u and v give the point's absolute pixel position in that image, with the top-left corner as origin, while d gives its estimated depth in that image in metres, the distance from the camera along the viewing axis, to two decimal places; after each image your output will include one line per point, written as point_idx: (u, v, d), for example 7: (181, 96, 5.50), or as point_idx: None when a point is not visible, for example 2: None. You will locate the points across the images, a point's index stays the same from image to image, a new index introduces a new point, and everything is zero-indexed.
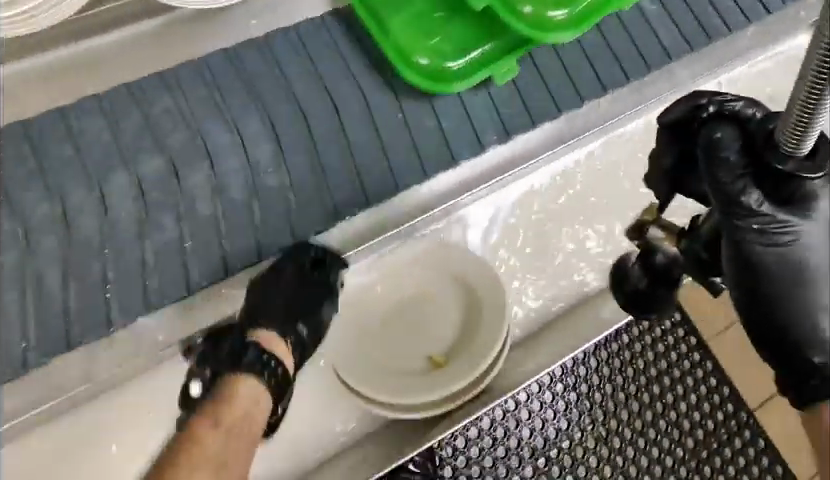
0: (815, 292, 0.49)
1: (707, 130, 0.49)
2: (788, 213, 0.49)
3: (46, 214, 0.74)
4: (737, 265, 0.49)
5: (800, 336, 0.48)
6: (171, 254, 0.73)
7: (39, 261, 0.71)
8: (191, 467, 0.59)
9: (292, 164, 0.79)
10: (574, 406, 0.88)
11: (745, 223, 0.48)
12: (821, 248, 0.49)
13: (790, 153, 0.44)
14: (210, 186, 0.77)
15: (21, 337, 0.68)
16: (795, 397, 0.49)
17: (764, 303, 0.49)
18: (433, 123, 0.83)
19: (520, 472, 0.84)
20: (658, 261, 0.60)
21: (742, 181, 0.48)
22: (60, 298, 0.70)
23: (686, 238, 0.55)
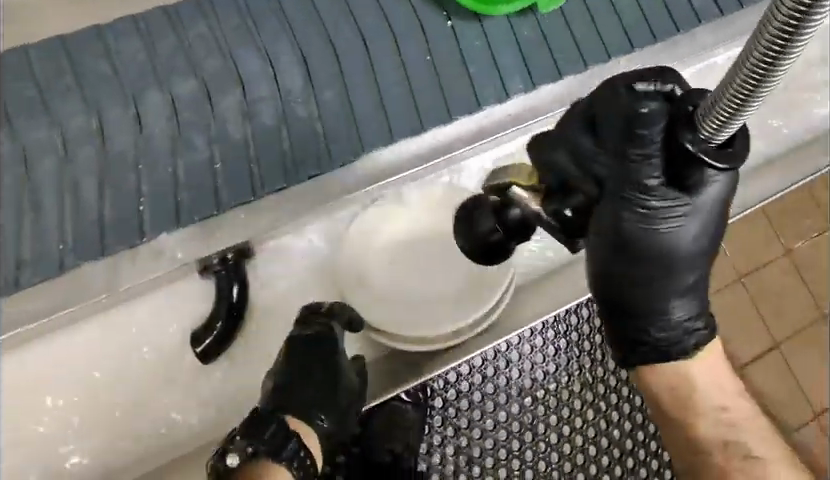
0: (675, 274, 0.52)
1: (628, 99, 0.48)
2: (677, 193, 0.49)
3: (82, 126, 0.76)
4: (615, 234, 0.51)
5: (647, 309, 0.53)
6: (202, 173, 0.76)
7: (75, 170, 0.74)
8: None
9: (322, 99, 0.81)
10: (564, 352, 0.83)
11: (632, 194, 0.50)
12: (697, 233, 0.51)
13: (707, 140, 0.43)
14: (240, 112, 0.79)
15: (60, 239, 0.73)
16: (624, 352, 0.55)
17: (625, 271, 0.52)
18: (459, 69, 0.85)
19: (507, 409, 0.80)
20: (512, 215, 0.56)
21: (646, 152, 0.48)
22: (96, 206, 0.74)
23: (560, 199, 0.53)
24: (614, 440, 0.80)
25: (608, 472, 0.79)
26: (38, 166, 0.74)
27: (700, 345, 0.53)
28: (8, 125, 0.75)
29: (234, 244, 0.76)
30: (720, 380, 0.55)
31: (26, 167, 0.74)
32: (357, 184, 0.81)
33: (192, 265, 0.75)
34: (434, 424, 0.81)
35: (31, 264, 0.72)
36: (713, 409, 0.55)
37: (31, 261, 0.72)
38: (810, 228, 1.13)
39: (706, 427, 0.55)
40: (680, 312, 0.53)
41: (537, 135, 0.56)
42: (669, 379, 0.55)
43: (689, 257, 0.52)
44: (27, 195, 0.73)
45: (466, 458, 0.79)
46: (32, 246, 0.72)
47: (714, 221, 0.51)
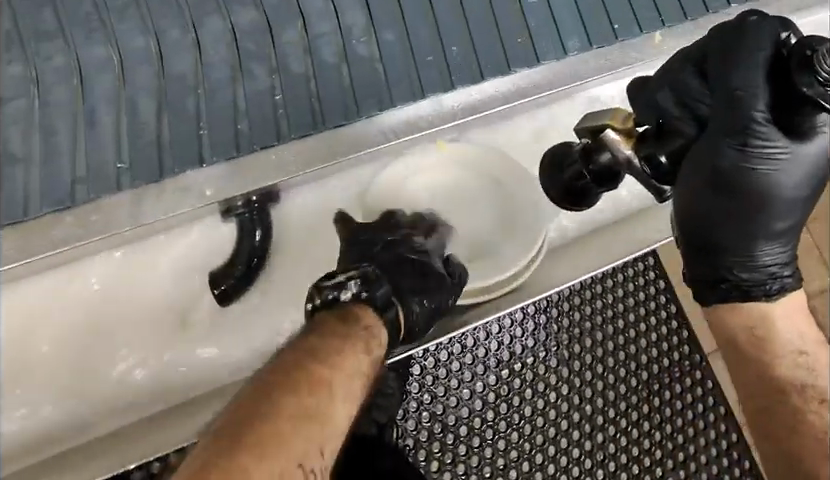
0: (767, 215, 0.56)
1: (753, 35, 0.54)
2: (782, 137, 0.54)
3: (141, 47, 0.75)
4: (714, 172, 0.55)
5: (735, 248, 0.57)
6: (263, 104, 0.75)
7: (133, 91, 0.73)
8: (342, 353, 0.57)
9: (385, 39, 0.79)
10: (543, 328, 0.86)
11: (737, 135, 0.54)
12: (793, 178, 0.55)
13: (824, 82, 0.46)
14: (302, 46, 0.78)
15: (116, 160, 0.71)
16: (703, 287, 0.58)
17: (717, 209, 0.56)
18: (520, 19, 0.82)
19: (484, 380, 0.83)
20: (602, 159, 0.61)
21: (758, 95, 0.53)
22: (155, 127, 0.72)
23: (655, 142, 0.58)
24: (586, 415, 0.83)
25: (578, 444, 0.82)
26: (97, 83, 0.73)
27: (785, 288, 0.57)
28: (66, 39, 0.74)
29: (262, 187, 0.74)
30: (799, 325, 0.57)
31: (83, 85, 0.73)
32: (394, 132, 0.77)
33: (218, 204, 0.74)
34: (412, 391, 0.82)
35: (85, 181, 0.70)
36: (791, 353, 0.55)
37: (84, 179, 0.70)
38: None
39: (786, 368, 0.55)
40: (767, 253, 0.57)
41: (639, 84, 0.61)
42: (748, 319, 0.57)
43: (782, 202, 0.56)
44: (84, 112, 0.72)
45: (441, 425, 0.81)
46: (87, 164, 0.70)
47: (813, 167, 0.55)
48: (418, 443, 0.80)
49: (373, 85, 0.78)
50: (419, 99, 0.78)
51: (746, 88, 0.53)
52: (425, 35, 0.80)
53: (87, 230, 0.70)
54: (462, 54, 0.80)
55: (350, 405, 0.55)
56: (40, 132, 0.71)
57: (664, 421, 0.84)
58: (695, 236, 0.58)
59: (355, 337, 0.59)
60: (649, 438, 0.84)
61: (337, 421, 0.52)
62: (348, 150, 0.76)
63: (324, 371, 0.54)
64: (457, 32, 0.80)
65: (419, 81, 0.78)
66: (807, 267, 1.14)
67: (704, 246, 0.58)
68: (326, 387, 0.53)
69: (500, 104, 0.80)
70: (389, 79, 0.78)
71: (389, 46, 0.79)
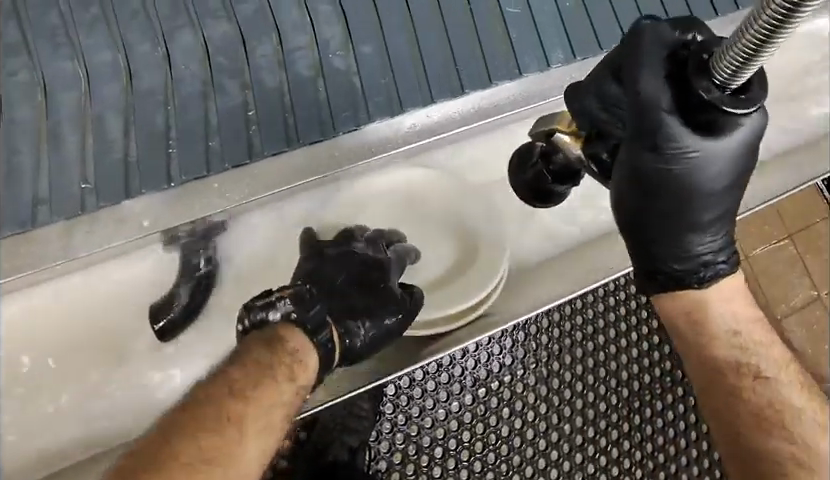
0: (693, 210, 0.51)
1: (645, 42, 0.47)
2: (696, 134, 0.47)
3: (109, 61, 0.72)
4: (632, 173, 0.50)
5: (663, 243, 0.52)
6: (235, 119, 0.73)
7: (99, 107, 0.71)
8: (259, 385, 0.52)
9: (362, 52, 0.77)
10: (521, 345, 0.83)
11: (649, 139, 0.48)
12: (714, 172, 0.49)
13: (721, 86, 0.42)
14: (277, 59, 0.76)
15: (81, 179, 0.69)
16: (642, 282, 0.55)
17: (641, 206, 0.52)
18: (501, 31, 0.80)
19: (460, 399, 0.81)
20: (559, 159, 0.59)
21: (660, 98, 0.46)
22: (121, 145, 0.70)
23: (598, 142, 0.54)
24: (566, 434, 0.81)
25: (557, 465, 0.80)
26: (61, 99, 0.71)
27: (719, 275, 0.53)
28: (30, 54, 0.71)
29: (209, 215, 0.70)
30: (735, 305, 0.53)
31: (47, 102, 0.70)
32: (356, 153, 0.74)
33: (158, 235, 0.69)
34: (386, 412, 0.80)
35: (48, 203, 0.68)
36: (726, 333, 0.53)
37: (49, 200, 0.68)
38: (777, 233, 1.13)
39: (722, 350, 0.52)
40: (700, 245, 0.52)
41: (572, 85, 0.55)
42: (687, 303, 0.53)
43: (706, 197, 0.50)
44: (47, 130, 0.70)
45: (416, 446, 0.79)
46: (51, 184, 0.68)
47: (737, 157, 0.48)
48: (391, 468, 0.79)
49: (349, 98, 0.75)
50: (382, 120, 0.75)
51: (653, 95, 0.46)
52: (403, 47, 0.78)
53: (24, 262, 0.67)
54: (440, 66, 0.78)
55: (268, 438, 0.52)
56: (4, 151, 0.69)
57: (645, 440, 0.83)
58: (628, 232, 0.54)
59: (279, 362, 0.54)
60: (628, 459, 0.82)
61: (248, 461, 0.50)
62: (313, 170, 0.73)
63: (236, 406, 0.51)
64: (436, 43, 0.78)
65: (395, 95, 0.76)
66: (789, 280, 1.12)
67: (637, 244, 0.54)
68: (236, 426, 0.50)
69: (464, 125, 0.77)
70: (365, 93, 0.76)
71: (366, 60, 0.77)
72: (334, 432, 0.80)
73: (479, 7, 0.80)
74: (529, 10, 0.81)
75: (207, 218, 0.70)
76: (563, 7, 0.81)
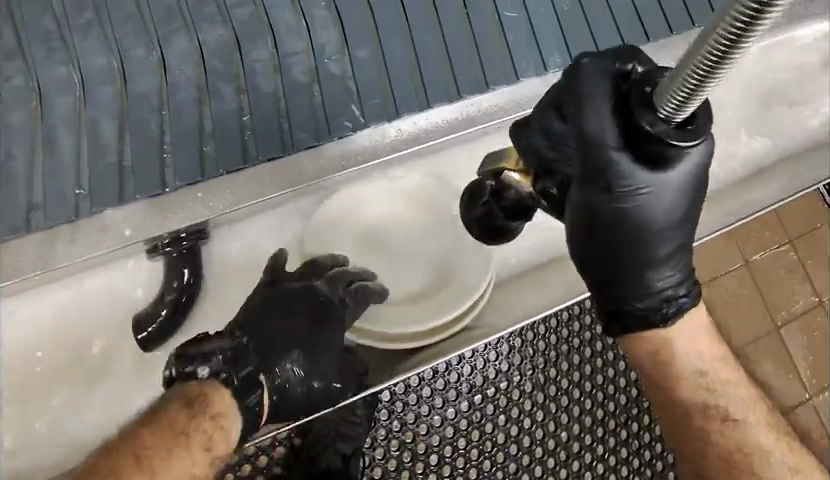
0: (650, 248, 0.49)
1: (586, 80, 0.45)
2: (646, 170, 0.45)
3: (104, 66, 0.72)
4: (585, 212, 0.48)
5: (622, 282, 0.51)
6: (230, 124, 0.72)
7: (93, 112, 0.71)
8: (169, 457, 0.53)
9: (357, 56, 0.77)
10: (517, 351, 0.86)
11: (598, 178, 0.46)
12: (666, 206, 0.47)
13: (666, 120, 0.40)
14: (272, 63, 0.75)
15: (76, 184, 0.69)
16: (606, 322, 0.54)
17: (597, 246, 0.50)
18: (499, 35, 0.79)
19: (456, 406, 0.83)
20: (510, 198, 0.57)
21: (605, 135, 0.44)
22: (116, 150, 0.70)
23: (545, 178, 0.52)
24: (561, 442, 0.84)
25: (553, 473, 0.83)
26: (56, 104, 0.70)
27: (682, 309, 0.51)
28: (25, 59, 0.71)
29: (190, 226, 0.69)
30: (701, 346, 0.55)
31: (42, 106, 0.70)
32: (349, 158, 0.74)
33: (141, 244, 0.69)
34: (380, 419, 0.82)
35: (43, 208, 0.68)
36: (693, 374, 0.55)
37: (44, 205, 0.68)
38: (776, 237, 1.13)
39: (688, 390, 0.55)
40: (660, 281, 0.51)
41: (516, 123, 0.53)
42: (653, 344, 0.53)
43: (663, 233, 0.49)
44: (42, 134, 0.69)
45: (411, 453, 0.81)
46: (46, 189, 0.68)
47: (690, 190, 0.47)
48: (385, 475, 0.81)
49: (344, 103, 0.75)
50: (370, 127, 0.75)
51: (598, 133, 0.44)
52: (400, 51, 0.77)
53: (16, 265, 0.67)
54: (436, 71, 0.77)
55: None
56: None
57: (632, 454, 0.86)
58: (588, 274, 0.52)
59: (196, 429, 0.54)
60: (616, 472, 0.85)
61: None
62: (306, 175, 0.73)
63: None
64: (432, 47, 0.78)
65: (391, 99, 0.76)
66: (791, 286, 1.12)
67: (597, 285, 0.52)
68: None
69: (452, 132, 0.76)
70: (361, 98, 0.76)
71: (362, 64, 0.77)
72: (327, 439, 0.79)
73: (476, 10, 0.79)
74: (527, 13, 0.80)
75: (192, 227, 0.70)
76: (561, 10, 0.81)
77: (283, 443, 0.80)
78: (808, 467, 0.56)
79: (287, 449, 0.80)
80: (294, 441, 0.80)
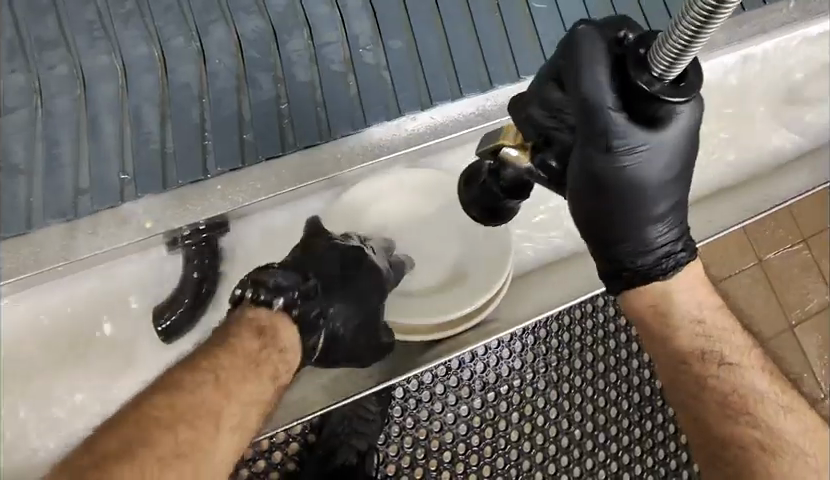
0: (649, 205, 0.51)
1: (582, 46, 0.45)
2: (643, 132, 0.47)
3: (145, 56, 0.74)
4: (587, 177, 0.50)
5: (621, 240, 0.53)
6: (268, 113, 0.74)
7: (136, 100, 0.72)
8: (245, 380, 0.55)
9: (391, 46, 0.78)
10: (530, 349, 0.88)
11: (600, 145, 0.47)
12: (664, 165, 0.49)
13: (660, 78, 0.42)
14: (308, 54, 0.77)
15: (120, 170, 0.70)
16: (610, 281, 0.56)
17: (597, 207, 0.52)
18: (530, 27, 0.80)
19: (469, 403, 0.85)
20: (508, 176, 0.56)
21: (604, 100, 0.45)
22: (158, 136, 0.71)
23: (545, 150, 0.53)
24: (575, 439, 0.86)
25: (567, 471, 0.85)
26: (99, 92, 0.72)
27: (680, 264, 0.54)
28: (69, 48, 0.73)
29: (213, 217, 0.72)
30: (697, 294, 0.56)
31: (86, 94, 0.72)
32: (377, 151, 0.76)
33: (161, 236, 0.71)
34: (394, 416, 0.85)
35: (89, 192, 0.69)
36: (689, 322, 0.56)
37: (89, 190, 0.70)
38: (789, 237, 1.15)
39: (686, 339, 0.56)
40: (658, 237, 0.53)
41: (511, 98, 0.54)
42: (651, 297, 0.55)
43: (659, 190, 0.51)
44: (86, 121, 0.71)
45: (424, 450, 0.84)
46: (91, 175, 0.70)
47: (684, 148, 0.49)
48: (399, 471, 0.84)
49: (378, 93, 0.77)
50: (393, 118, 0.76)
51: (596, 100, 0.45)
52: (433, 42, 0.78)
53: (66, 251, 0.69)
54: (469, 61, 0.78)
55: (241, 433, 0.54)
56: (45, 143, 0.70)
57: (646, 453, 0.88)
58: (588, 234, 0.55)
59: (262, 364, 0.57)
60: (629, 471, 0.87)
61: (221, 449, 0.52)
62: (339, 166, 0.75)
63: (220, 399, 0.53)
64: (465, 39, 0.79)
65: (425, 89, 0.77)
66: (805, 286, 1.15)
67: (597, 244, 0.55)
68: (213, 417, 0.52)
69: (472, 124, 0.78)
70: (395, 87, 0.77)
71: (396, 54, 0.78)
72: (341, 436, 0.84)
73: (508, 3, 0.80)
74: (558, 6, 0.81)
75: (212, 219, 0.72)
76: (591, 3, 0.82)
77: (297, 439, 0.85)
78: (803, 410, 0.57)
79: (301, 445, 0.85)
80: (308, 437, 0.86)
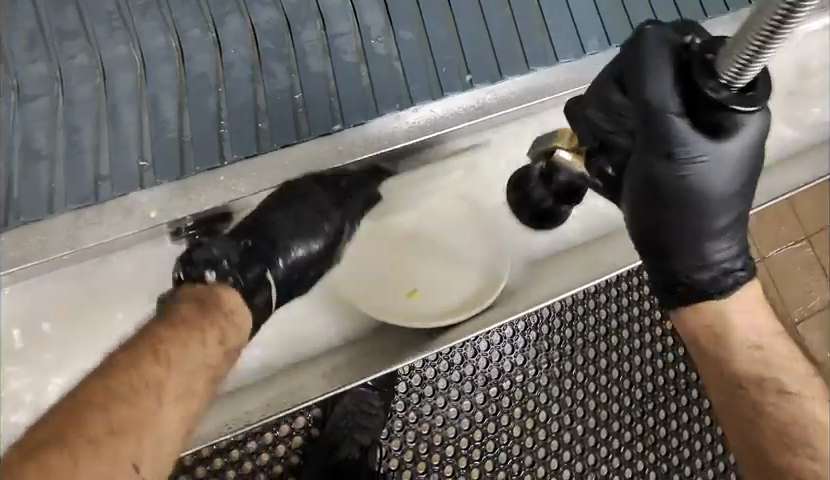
0: (708, 216, 0.53)
1: (649, 46, 0.49)
2: (704, 139, 0.50)
3: (162, 46, 0.75)
4: (643, 181, 0.52)
5: (680, 252, 0.54)
6: (283, 103, 0.76)
7: (154, 89, 0.74)
8: (186, 349, 0.57)
9: (403, 37, 0.79)
10: (532, 345, 0.92)
11: (661, 148, 0.50)
12: (726, 176, 0.51)
13: (728, 86, 0.44)
14: (322, 46, 0.78)
15: (139, 156, 0.72)
16: (663, 294, 0.57)
17: (653, 216, 0.54)
18: (540, 21, 0.82)
19: (472, 398, 0.89)
20: (561, 177, 0.64)
21: (668, 102, 0.48)
22: (175, 124, 0.73)
23: (599, 155, 0.56)
24: (576, 435, 0.91)
25: (568, 465, 0.90)
26: (118, 82, 0.74)
27: (740, 282, 0.54)
28: (88, 37, 0.74)
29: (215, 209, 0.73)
30: (757, 316, 0.55)
31: (105, 82, 0.74)
32: (382, 141, 0.77)
33: (164, 227, 0.72)
34: (397, 410, 0.89)
35: (108, 178, 0.71)
36: (747, 348, 0.54)
37: (108, 176, 0.71)
38: (791, 234, 1.16)
39: (745, 363, 0.54)
40: (717, 251, 0.54)
41: (570, 101, 0.58)
42: (707, 317, 0.54)
43: (718, 201, 0.53)
44: (106, 109, 0.73)
45: (427, 445, 0.88)
46: (110, 161, 0.72)
47: (746, 160, 0.51)
48: (401, 465, 0.87)
49: (391, 82, 0.78)
50: (392, 111, 0.77)
51: (659, 103, 0.49)
52: (444, 34, 0.80)
53: (85, 235, 0.71)
54: (480, 54, 0.80)
55: (186, 401, 0.57)
56: (65, 130, 0.72)
57: (647, 449, 0.92)
58: (643, 244, 0.56)
59: (212, 325, 0.60)
60: (631, 466, 0.91)
61: (166, 422, 0.54)
62: (343, 155, 0.76)
63: (162, 371, 0.55)
64: (475, 31, 0.80)
65: (436, 80, 0.79)
66: (808, 283, 1.16)
67: (653, 255, 0.56)
68: (154, 391, 0.54)
69: (471, 117, 0.79)
70: (408, 79, 0.78)
71: (408, 46, 0.79)
72: (344, 431, 0.87)
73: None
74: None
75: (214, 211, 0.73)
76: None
77: (300, 433, 0.88)
78: None
79: (304, 439, 0.87)
80: (311, 432, 0.88)
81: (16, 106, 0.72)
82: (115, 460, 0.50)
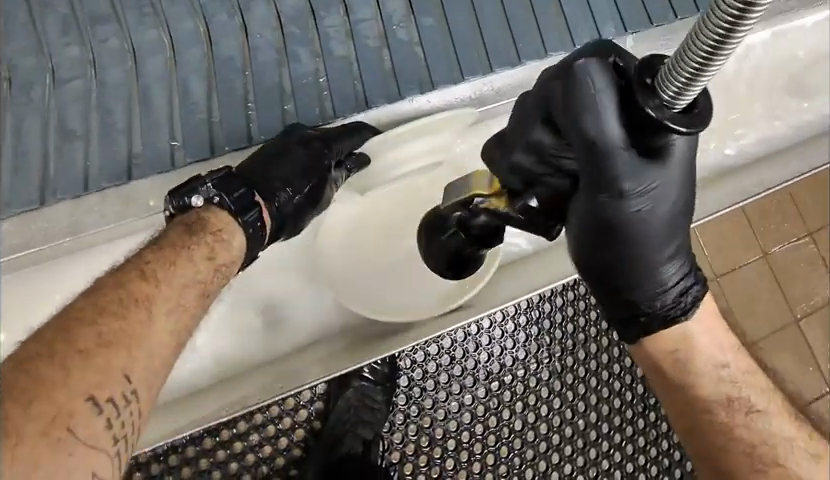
0: (658, 244, 0.54)
1: (579, 78, 0.47)
2: (649, 170, 0.50)
3: (190, 30, 0.77)
4: (595, 220, 0.53)
5: (637, 283, 0.55)
6: (308, 88, 0.78)
7: (184, 73, 0.76)
8: (175, 268, 0.56)
9: (424, 23, 0.81)
10: (533, 340, 0.94)
11: (609, 186, 0.50)
12: (671, 202, 0.52)
13: (669, 106, 0.43)
14: (345, 30, 0.80)
15: (169, 136, 0.75)
16: (626, 322, 0.58)
17: (608, 253, 0.54)
18: (558, 8, 0.83)
19: (473, 392, 0.92)
20: (478, 222, 0.61)
21: (613, 138, 0.48)
22: (204, 106, 0.76)
23: (525, 193, 0.55)
24: (577, 430, 0.93)
25: (569, 459, 0.92)
26: (148, 65, 0.75)
27: (696, 298, 0.57)
28: (119, 20, 0.76)
29: None
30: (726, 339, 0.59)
31: (136, 66, 0.75)
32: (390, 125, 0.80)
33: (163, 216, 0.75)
34: (399, 403, 0.91)
35: (141, 159, 0.74)
36: (714, 371, 0.58)
37: (140, 155, 0.74)
38: (795, 230, 1.18)
39: (724, 387, 0.58)
40: (671, 275, 0.56)
41: (493, 142, 0.57)
42: (670, 344, 0.58)
43: (666, 228, 0.54)
44: (138, 91, 0.75)
45: (428, 438, 0.90)
46: (142, 141, 0.74)
47: (684, 183, 0.52)
48: (403, 458, 0.90)
49: (410, 66, 0.80)
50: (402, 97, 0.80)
51: (602, 140, 0.48)
52: (465, 19, 0.81)
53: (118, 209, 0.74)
54: (499, 40, 0.82)
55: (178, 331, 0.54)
56: (98, 111, 0.74)
57: (648, 444, 0.95)
58: (600, 279, 0.57)
59: (201, 243, 0.59)
60: (632, 460, 0.94)
61: (157, 334, 0.52)
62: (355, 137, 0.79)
63: (149, 288, 0.53)
64: (495, 17, 0.82)
65: (455, 66, 0.81)
66: (810, 279, 1.18)
67: (611, 289, 0.57)
68: (145, 308, 0.52)
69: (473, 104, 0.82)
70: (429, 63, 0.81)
71: (429, 30, 0.81)
72: (346, 426, 0.87)
73: None
74: None
75: None
76: None
77: (303, 425, 0.89)
78: None
79: (307, 432, 0.89)
80: (313, 425, 0.89)
81: (51, 89, 0.74)
82: (105, 370, 0.46)
